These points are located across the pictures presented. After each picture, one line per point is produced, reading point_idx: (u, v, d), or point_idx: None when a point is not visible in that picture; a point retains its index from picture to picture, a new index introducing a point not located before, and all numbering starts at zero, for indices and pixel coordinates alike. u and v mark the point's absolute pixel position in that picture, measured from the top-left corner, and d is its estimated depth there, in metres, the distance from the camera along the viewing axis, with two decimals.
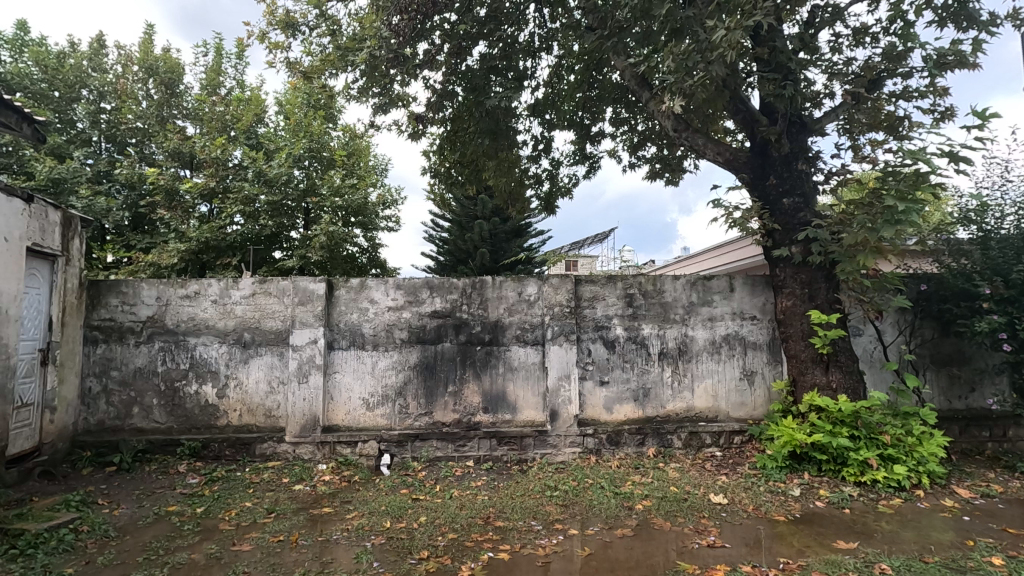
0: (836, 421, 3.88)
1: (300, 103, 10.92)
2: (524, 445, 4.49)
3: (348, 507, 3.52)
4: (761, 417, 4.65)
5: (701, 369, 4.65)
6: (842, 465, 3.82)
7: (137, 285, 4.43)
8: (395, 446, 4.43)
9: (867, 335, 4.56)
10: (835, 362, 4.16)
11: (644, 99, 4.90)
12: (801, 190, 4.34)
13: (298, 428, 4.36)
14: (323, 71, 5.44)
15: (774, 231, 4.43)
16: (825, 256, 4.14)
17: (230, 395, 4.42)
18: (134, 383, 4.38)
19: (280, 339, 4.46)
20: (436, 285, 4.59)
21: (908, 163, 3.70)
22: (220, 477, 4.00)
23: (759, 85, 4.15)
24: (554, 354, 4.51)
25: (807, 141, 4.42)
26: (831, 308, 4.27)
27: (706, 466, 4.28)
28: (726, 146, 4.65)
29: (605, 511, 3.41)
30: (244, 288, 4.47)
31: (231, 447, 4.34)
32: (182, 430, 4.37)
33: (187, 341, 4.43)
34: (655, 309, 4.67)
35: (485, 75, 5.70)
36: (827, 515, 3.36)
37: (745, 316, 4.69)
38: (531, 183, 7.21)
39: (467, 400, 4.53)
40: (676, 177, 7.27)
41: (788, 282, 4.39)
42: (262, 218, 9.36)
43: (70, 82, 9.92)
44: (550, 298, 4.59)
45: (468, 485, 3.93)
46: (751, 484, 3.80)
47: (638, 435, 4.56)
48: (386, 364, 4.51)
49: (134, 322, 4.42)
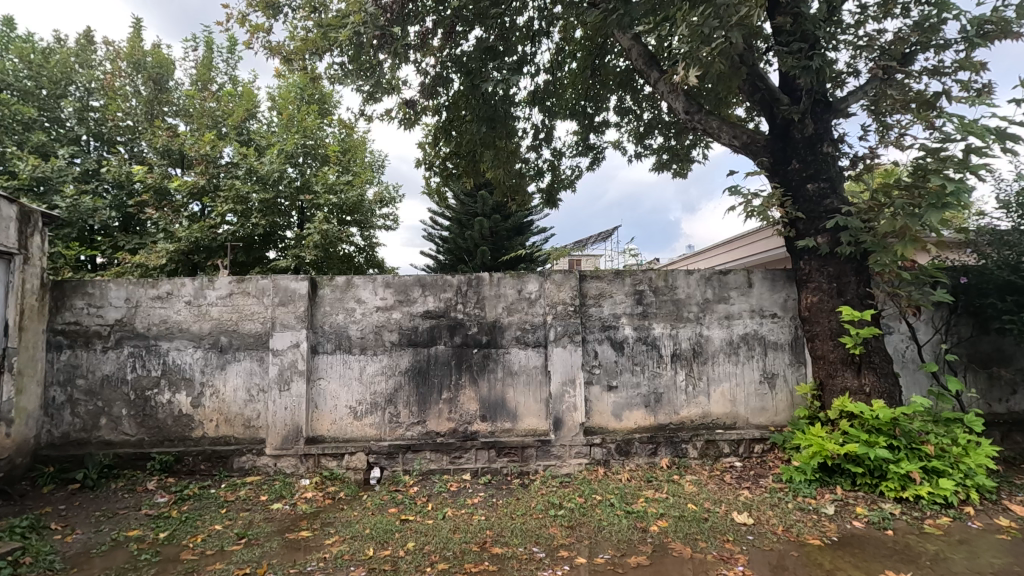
0: (872, 430, 3.47)
1: (293, 98, 10.60)
2: (526, 456, 4.12)
3: (329, 530, 3.16)
4: (784, 423, 4.27)
5: (717, 371, 4.27)
6: (880, 479, 3.42)
7: (105, 286, 4.08)
8: (385, 459, 4.07)
9: (899, 333, 4.17)
10: (868, 363, 3.76)
11: (653, 79, 4.53)
12: (828, 174, 3.94)
13: (279, 439, 4.00)
14: (305, 52, 4.94)
15: (797, 220, 4.04)
16: (855, 247, 3.75)
17: (206, 404, 4.07)
18: (102, 391, 4.04)
19: (259, 342, 4.11)
20: (429, 283, 4.22)
21: (957, 139, 3.24)
22: (192, 495, 3.65)
23: (781, 59, 3.76)
24: (557, 356, 4.14)
25: (832, 122, 4.02)
26: (863, 303, 3.86)
27: (726, 478, 3.90)
28: (743, 129, 4.27)
29: (616, 534, 3.04)
30: (220, 287, 4.12)
31: (207, 461, 3.98)
32: (154, 442, 4.03)
33: (159, 346, 4.09)
34: (667, 307, 4.30)
35: (480, 58, 5.33)
36: (868, 537, 2.97)
37: (764, 314, 4.31)
38: (531, 176, 6.83)
39: (463, 408, 4.17)
40: (685, 168, 6.89)
41: (813, 276, 3.99)
42: (253, 217, 8.95)
43: (55, 78, 9.53)
44: (553, 296, 4.21)
45: (464, 503, 3.56)
46: (778, 500, 3.41)
47: (650, 444, 4.18)
48: (375, 369, 4.16)
49: (102, 325, 4.07)
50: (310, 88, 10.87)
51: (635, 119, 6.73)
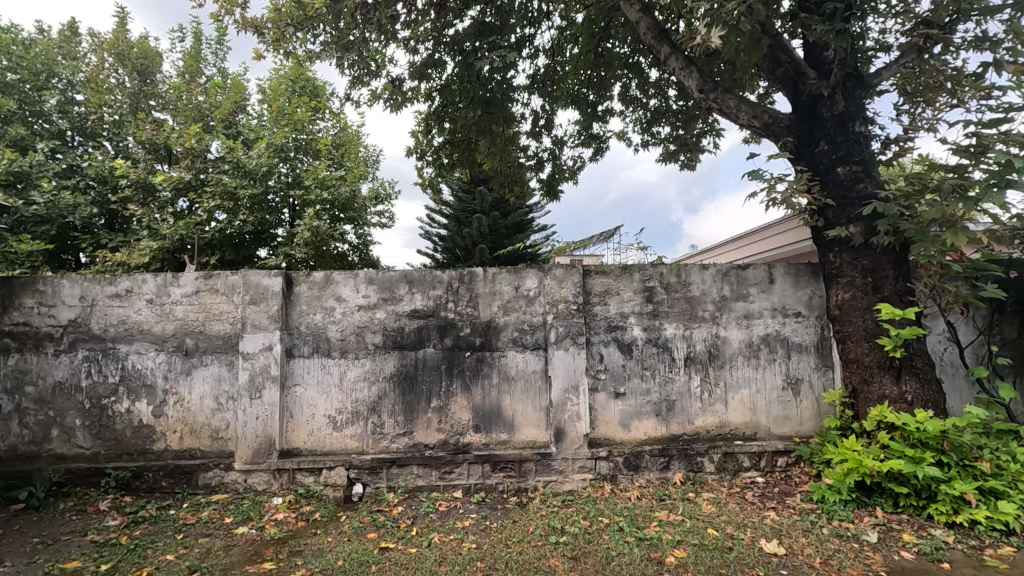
0: (917, 443, 3.05)
1: (285, 91, 10.24)
2: (523, 471, 3.71)
3: (296, 561, 2.75)
4: (810, 434, 3.86)
5: (736, 377, 3.86)
6: (928, 500, 2.99)
7: (58, 283, 3.68)
8: (368, 474, 3.67)
9: (938, 334, 3.77)
10: (909, 368, 3.34)
11: (665, 54, 4.12)
12: (860, 156, 3.53)
13: (249, 453, 3.60)
14: (284, 27, 4.50)
15: (826, 208, 3.61)
16: (895, 237, 3.33)
17: (170, 414, 3.67)
18: (53, 400, 3.64)
19: (228, 345, 3.71)
20: (416, 279, 3.82)
21: (1023, 107, 2.83)
22: (148, 517, 3.25)
23: (810, 25, 3.35)
24: (558, 360, 3.73)
25: (864, 99, 3.62)
26: (903, 301, 3.43)
27: (747, 496, 3.48)
28: (763, 108, 3.84)
29: (627, 567, 2.62)
30: (185, 284, 3.73)
31: (170, 477, 3.59)
32: (110, 456, 3.63)
33: (117, 349, 3.69)
34: (680, 305, 3.88)
35: (474, 37, 4.95)
36: (921, 571, 2.53)
37: (787, 313, 3.90)
38: (530, 166, 6.43)
39: (454, 418, 3.76)
40: (693, 160, 6.50)
41: (845, 270, 3.56)
42: (241, 213, 8.59)
43: (36, 70, 9.07)
44: (553, 293, 3.80)
45: (453, 527, 3.14)
46: (810, 525, 2.99)
47: (662, 457, 3.77)
48: (356, 375, 3.75)
49: (53, 327, 3.67)
50: (302, 79, 10.48)
51: (641, 108, 6.35)
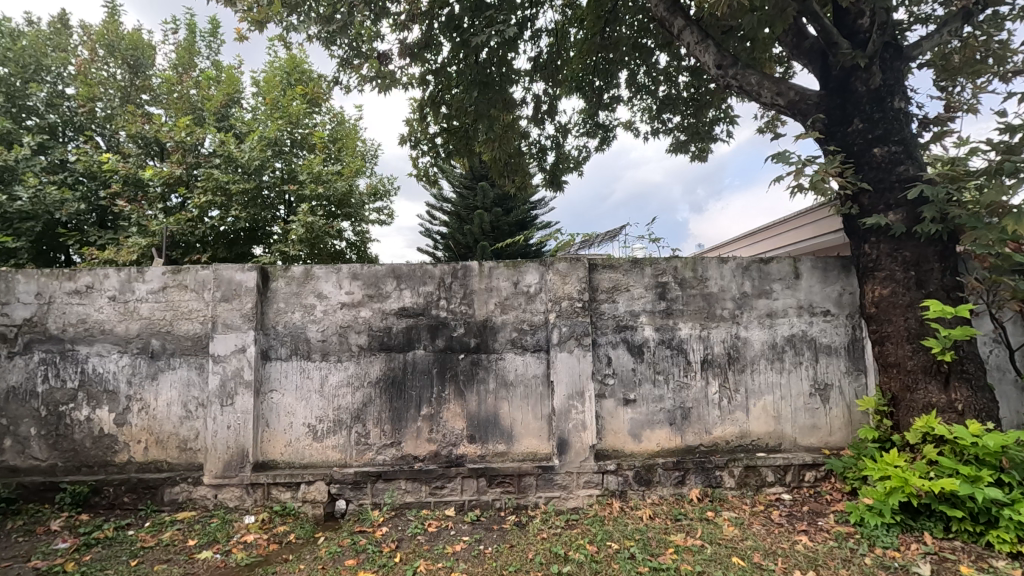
0: (972, 460, 2.68)
1: (279, 83, 9.99)
2: (523, 486, 3.35)
3: None
4: (840, 446, 3.48)
5: (758, 382, 3.48)
6: (986, 526, 2.61)
7: (11, 279, 3.35)
8: (351, 489, 3.31)
9: (983, 335, 3.39)
10: (960, 373, 2.96)
11: (678, 28, 3.76)
12: (900, 135, 3.15)
13: (220, 466, 3.25)
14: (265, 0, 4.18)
15: (861, 194, 3.23)
16: (942, 225, 2.95)
17: (133, 422, 3.33)
18: (6, 407, 3.31)
19: (198, 347, 3.37)
20: (405, 274, 3.47)
21: None
22: (102, 540, 2.92)
23: None
24: (562, 364, 3.37)
25: (903, 72, 3.24)
26: (951, 297, 3.05)
27: (774, 516, 3.11)
28: (788, 84, 3.46)
29: None
30: (152, 280, 3.40)
31: (132, 492, 3.25)
32: (68, 469, 3.30)
33: (77, 351, 3.36)
34: (695, 303, 3.51)
35: (471, 14, 4.58)
36: None
37: (815, 312, 3.51)
38: (532, 155, 6.09)
39: (447, 427, 3.41)
40: (705, 150, 6.12)
41: (883, 263, 3.18)
42: (233, 209, 8.23)
43: (24, 62, 8.75)
44: (556, 289, 3.43)
45: (442, 553, 2.79)
46: (850, 554, 2.61)
47: (676, 471, 3.40)
48: (339, 380, 3.40)
49: (7, 326, 3.35)
50: (297, 72, 10.18)
51: (649, 95, 5.98)
